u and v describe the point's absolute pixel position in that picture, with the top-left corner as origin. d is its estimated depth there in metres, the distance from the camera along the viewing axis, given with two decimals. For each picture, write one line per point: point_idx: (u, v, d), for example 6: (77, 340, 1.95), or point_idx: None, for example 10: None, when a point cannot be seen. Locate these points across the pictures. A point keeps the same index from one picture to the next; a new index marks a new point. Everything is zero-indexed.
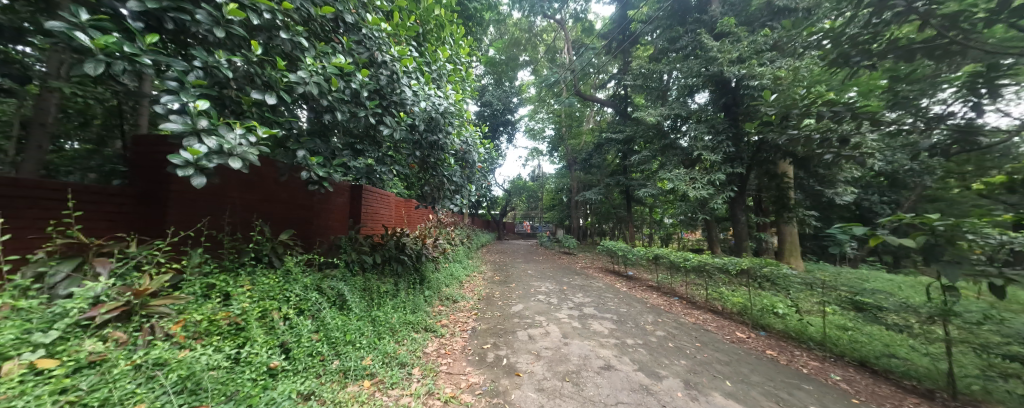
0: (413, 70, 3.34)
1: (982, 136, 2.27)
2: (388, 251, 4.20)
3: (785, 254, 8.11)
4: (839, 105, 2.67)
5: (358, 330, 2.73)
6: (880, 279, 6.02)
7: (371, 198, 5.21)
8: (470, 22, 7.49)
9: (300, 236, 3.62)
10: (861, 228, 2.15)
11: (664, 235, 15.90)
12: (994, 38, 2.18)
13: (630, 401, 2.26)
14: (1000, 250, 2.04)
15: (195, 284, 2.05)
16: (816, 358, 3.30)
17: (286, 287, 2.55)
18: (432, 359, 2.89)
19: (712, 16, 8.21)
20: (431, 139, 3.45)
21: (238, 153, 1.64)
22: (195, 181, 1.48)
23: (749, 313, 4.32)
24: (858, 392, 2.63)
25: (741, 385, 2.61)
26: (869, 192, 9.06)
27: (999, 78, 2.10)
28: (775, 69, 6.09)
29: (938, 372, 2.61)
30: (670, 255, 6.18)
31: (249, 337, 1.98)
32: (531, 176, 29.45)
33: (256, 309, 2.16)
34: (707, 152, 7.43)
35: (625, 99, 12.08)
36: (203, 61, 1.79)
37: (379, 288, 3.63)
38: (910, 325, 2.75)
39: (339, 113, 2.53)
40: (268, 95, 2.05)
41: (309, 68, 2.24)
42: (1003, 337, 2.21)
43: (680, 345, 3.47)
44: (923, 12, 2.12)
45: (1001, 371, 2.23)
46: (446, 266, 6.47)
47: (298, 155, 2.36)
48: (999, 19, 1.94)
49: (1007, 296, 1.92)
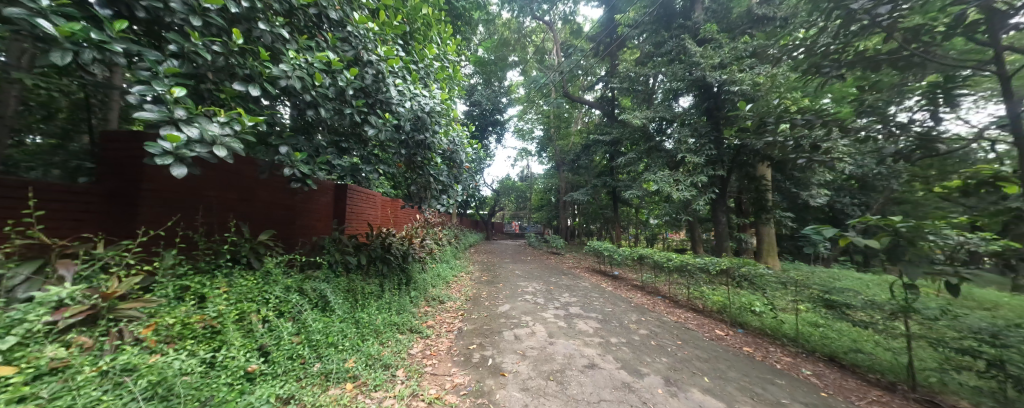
0: (399, 69, 3.26)
1: (941, 143, 2.40)
2: (373, 251, 4.14)
3: (763, 254, 8.38)
4: (812, 112, 2.81)
5: (340, 333, 2.69)
6: (851, 277, 6.30)
7: (357, 198, 5.15)
8: (458, 21, 7.40)
9: (281, 237, 3.51)
10: (831, 230, 2.29)
11: (649, 235, 16.19)
12: (953, 50, 2.34)
13: (611, 398, 2.31)
14: (958, 249, 2.18)
15: (168, 285, 1.99)
16: (789, 354, 3.43)
17: (265, 288, 2.50)
18: (417, 361, 2.87)
19: (695, 22, 8.42)
20: (418, 138, 3.41)
21: (222, 142, 1.59)
22: (176, 170, 1.40)
23: (728, 311, 4.47)
24: (827, 385, 2.76)
25: (718, 380, 2.70)
26: (841, 195, 9.48)
27: (956, 89, 2.23)
28: (754, 75, 6.31)
29: (899, 365, 2.77)
30: (655, 255, 6.31)
31: (226, 340, 1.94)
32: (520, 176, 29.47)
33: (232, 312, 2.11)
34: (691, 155, 7.61)
35: (613, 101, 12.24)
36: (176, 48, 1.74)
37: (364, 289, 3.59)
38: (875, 321, 2.89)
39: (324, 109, 2.51)
40: (249, 86, 2.00)
41: (291, 62, 2.19)
42: (958, 331, 2.36)
43: (662, 343, 3.55)
44: (887, 26, 2.24)
45: (956, 365, 2.36)
46: (434, 267, 6.43)
47: (282, 149, 2.26)
48: (955, 33, 2.11)
49: (961, 293, 2.11)
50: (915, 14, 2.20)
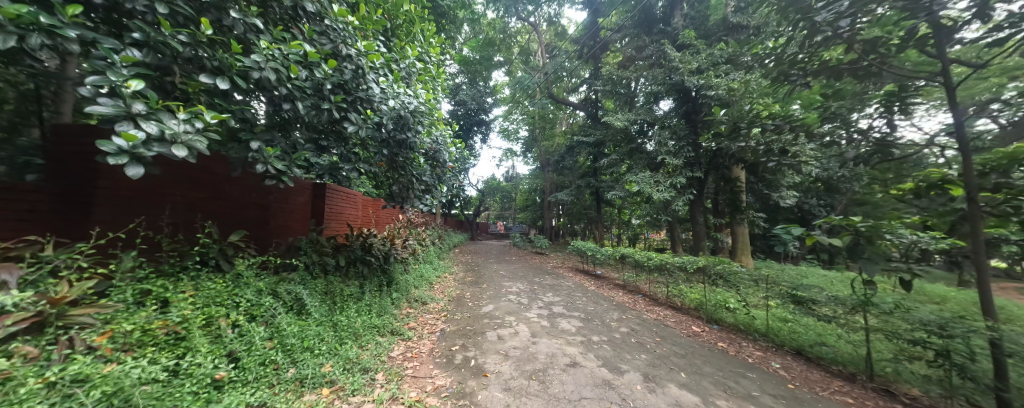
0: (381, 65, 3.20)
1: (898, 148, 2.56)
2: (353, 252, 4.04)
3: (738, 253, 8.71)
4: (781, 118, 2.95)
5: (317, 336, 2.61)
6: (816, 274, 6.67)
7: (337, 198, 5.00)
8: (442, 19, 7.32)
9: (254, 238, 3.36)
10: (799, 229, 2.43)
11: (631, 235, 16.56)
12: (908, 61, 2.51)
13: (592, 396, 2.34)
14: (911, 248, 2.34)
15: (126, 290, 1.87)
16: (760, 348, 3.58)
17: (235, 292, 2.40)
18: (397, 364, 2.82)
19: (674, 28, 8.70)
20: (400, 137, 3.34)
21: (184, 140, 1.49)
22: (131, 170, 1.31)
23: (705, 308, 4.62)
24: (794, 378, 2.89)
25: (694, 376, 2.78)
26: (809, 196, 10.00)
27: (910, 97, 2.40)
28: (729, 80, 6.57)
29: (858, 356, 2.95)
30: (635, 254, 6.46)
31: (192, 346, 1.85)
32: (505, 176, 29.49)
33: (199, 316, 2.02)
34: (670, 157, 7.84)
35: (596, 103, 12.45)
36: (139, 36, 1.64)
37: (343, 291, 3.51)
38: (837, 316, 3.07)
39: (300, 104, 2.42)
40: (219, 79, 1.90)
41: (264, 53, 2.10)
42: (910, 324, 2.50)
43: (641, 341, 3.63)
44: (847, 37, 2.38)
45: (908, 355, 2.51)
46: (417, 267, 6.34)
47: (253, 145, 2.15)
48: (909, 45, 2.27)
49: (912, 288, 2.31)
50: (873, 27, 2.35)
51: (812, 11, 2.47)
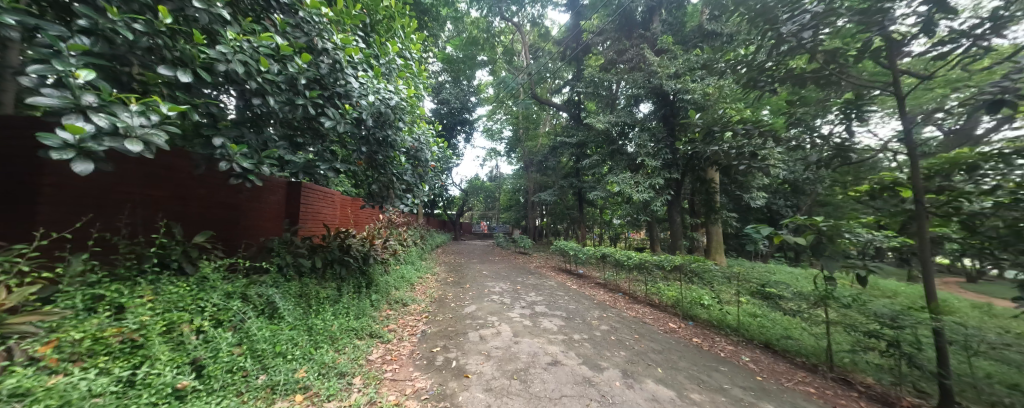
0: (360, 60, 3.12)
1: (854, 153, 2.74)
2: (330, 253, 3.91)
3: (712, 252, 9.07)
4: (750, 122, 3.11)
5: (290, 341, 2.51)
6: (784, 271, 7.05)
7: (313, 197, 4.83)
8: (425, 16, 7.19)
9: (222, 239, 3.19)
10: (767, 229, 2.56)
11: (613, 235, 16.92)
12: (864, 72, 2.70)
13: (573, 394, 2.38)
14: (866, 246, 2.49)
15: (75, 296, 1.72)
16: (732, 343, 3.75)
17: (200, 296, 2.27)
18: (376, 367, 2.76)
19: (653, 33, 8.96)
20: (380, 135, 3.25)
21: (139, 134, 1.40)
22: (77, 166, 1.21)
23: (681, 305, 4.78)
24: (762, 370, 3.04)
25: (670, 371, 2.87)
26: (778, 197, 10.55)
27: (865, 105, 2.57)
28: (704, 85, 6.83)
29: (820, 348, 3.14)
30: (616, 254, 6.62)
31: (151, 355, 1.73)
32: (489, 176, 29.41)
33: (159, 322, 1.89)
34: (649, 158, 8.07)
35: (579, 105, 12.64)
36: (86, 23, 1.51)
37: (319, 293, 3.40)
38: (802, 310, 3.25)
39: (271, 99, 2.33)
40: (180, 71, 1.78)
41: (230, 44, 2.01)
42: (865, 316, 2.69)
43: (621, 338, 3.72)
44: (810, 47, 2.53)
45: (864, 346, 2.68)
46: (398, 268, 6.22)
47: (216, 142, 2.02)
48: (865, 56, 2.43)
49: (868, 283, 2.45)
50: (834, 39, 2.50)
51: (778, 22, 2.62)
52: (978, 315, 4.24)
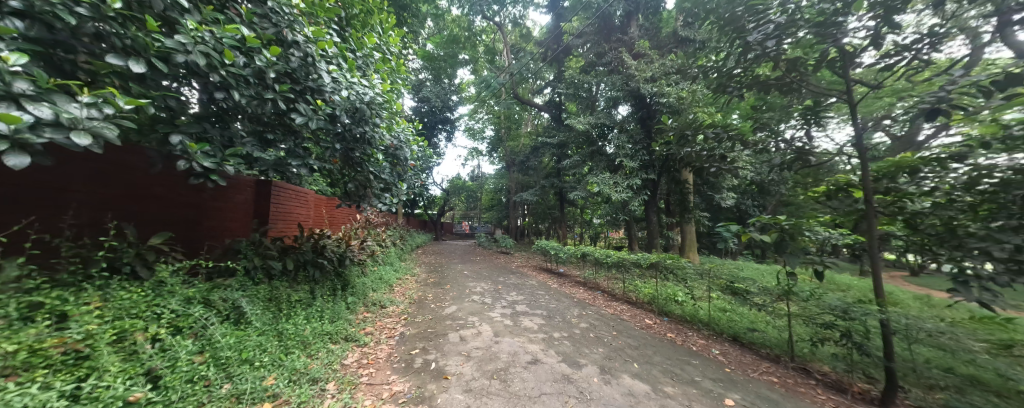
0: (333, 54, 3.02)
1: (813, 156, 2.91)
2: (302, 255, 3.76)
3: (686, 250, 9.44)
4: (720, 126, 3.27)
5: (258, 347, 2.40)
6: (751, 267, 7.45)
7: (284, 196, 4.62)
8: (405, 12, 7.04)
9: (183, 241, 2.98)
10: (735, 227, 2.71)
11: (593, 234, 17.26)
12: (822, 81, 2.89)
13: (552, 391, 2.41)
14: (823, 244, 2.67)
15: (7, 304, 1.55)
16: (703, 337, 3.92)
17: (157, 302, 2.12)
18: (351, 371, 2.68)
19: (631, 37, 9.22)
20: (356, 132, 3.15)
21: (87, 126, 1.28)
22: (12, 159, 1.08)
23: (656, 302, 4.95)
24: (730, 362, 3.20)
25: (645, 365, 2.97)
26: (746, 197, 11.14)
27: (822, 111, 2.75)
28: (678, 90, 7.10)
29: (782, 340, 3.35)
30: (595, 252, 6.77)
31: (99, 366, 1.59)
32: (471, 176, 29.21)
33: (108, 331, 1.75)
34: (627, 159, 8.29)
35: (560, 106, 12.80)
36: (18, 4, 1.36)
37: (290, 297, 3.27)
38: (767, 304, 3.45)
39: (236, 93, 2.21)
40: (132, 60, 1.64)
41: (190, 34, 1.88)
42: (820, 308, 2.87)
43: (599, 335, 3.81)
44: (774, 56, 2.69)
45: (821, 337, 2.87)
46: (376, 270, 6.07)
47: (174, 139, 1.88)
48: (822, 66, 2.61)
49: (825, 278, 2.65)
50: (794, 49, 2.67)
51: (745, 31, 2.77)
52: (918, 305, 4.65)
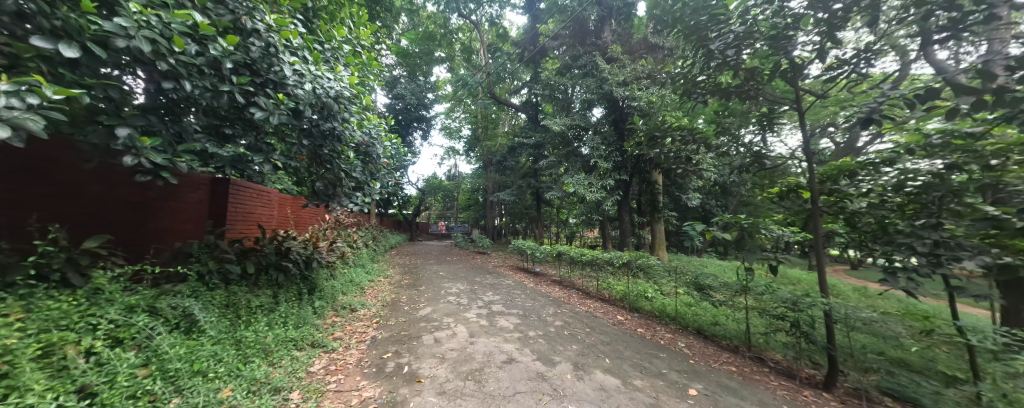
0: (298, 45, 2.86)
1: (768, 159, 3.10)
2: (264, 257, 3.55)
3: (656, 248, 9.84)
4: (686, 130, 3.44)
5: (211, 358, 2.23)
6: (714, 263, 7.90)
7: (244, 196, 4.32)
8: (377, 6, 6.82)
9: (124, 243, 2.71)
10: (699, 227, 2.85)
11: (569, 233, 17.59)
12: (775, 89, 3.11)
13: (526, 389, 2.44)
14: (777, 241, 2.88)
15: None
16: (671, 331, 4.10)
17: (92, 311, 1.92)
18: (317, 379, 2.56)
19: (604, 42, 9.46)
20: (324, 127, 3.01)
21: (10, 117, 1.12)
22: None
23: (628, 298, 5.13)
24: (694, 354, 3.37)
25: (616, 360, 3.06)
26: (710, 198, 11.79)
27: (776, 117, 2.95)
28: (649, 94, 7.38)
29: (740, 332, 3.58)
30: (571, 251, 6.90)
31: (23, 384, 1.39)
32: (448, 175, 28.81)
33: (31, 345, 1.54)
34: (601, 160, 8.51)
35: (537, 107, 12.92)
36: None
37: (249, 302, 3.07)
38: (727, 299, 3.67)
39: (188, 83, 2.04)
40: (63, 44, 1.46)
41: (133, 17, 1.71)
42: (775, 301, 3.08)
43: (574, 332, 3.89)
44: (733, 65, 2.89)
45: (775, 328, 3.09)
46: (347, 272, 5.84)
47: (121, 132, 1.71)
48: (776, 76, 2.82)
49: (779, 272, 2.85)
50: (751, 59, 2.87)
51: (707, 40, 2.95)
52: (857, 297, 5.11)
